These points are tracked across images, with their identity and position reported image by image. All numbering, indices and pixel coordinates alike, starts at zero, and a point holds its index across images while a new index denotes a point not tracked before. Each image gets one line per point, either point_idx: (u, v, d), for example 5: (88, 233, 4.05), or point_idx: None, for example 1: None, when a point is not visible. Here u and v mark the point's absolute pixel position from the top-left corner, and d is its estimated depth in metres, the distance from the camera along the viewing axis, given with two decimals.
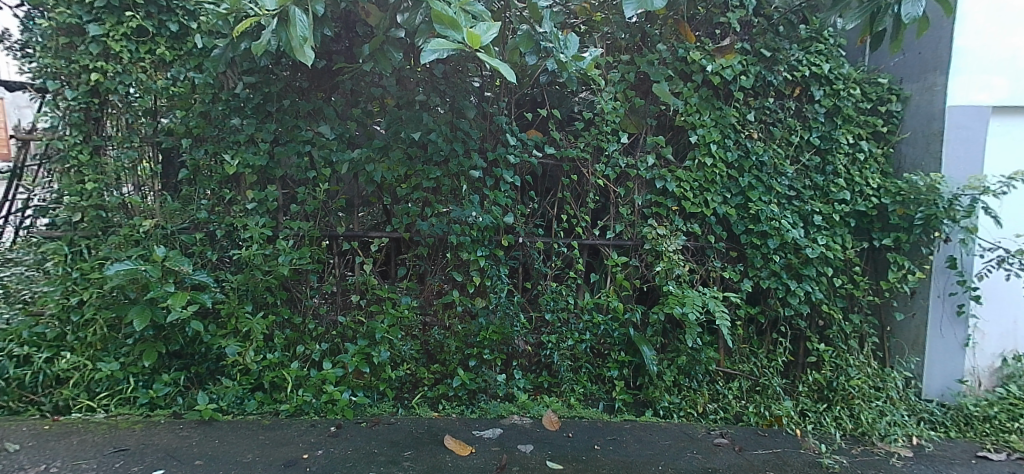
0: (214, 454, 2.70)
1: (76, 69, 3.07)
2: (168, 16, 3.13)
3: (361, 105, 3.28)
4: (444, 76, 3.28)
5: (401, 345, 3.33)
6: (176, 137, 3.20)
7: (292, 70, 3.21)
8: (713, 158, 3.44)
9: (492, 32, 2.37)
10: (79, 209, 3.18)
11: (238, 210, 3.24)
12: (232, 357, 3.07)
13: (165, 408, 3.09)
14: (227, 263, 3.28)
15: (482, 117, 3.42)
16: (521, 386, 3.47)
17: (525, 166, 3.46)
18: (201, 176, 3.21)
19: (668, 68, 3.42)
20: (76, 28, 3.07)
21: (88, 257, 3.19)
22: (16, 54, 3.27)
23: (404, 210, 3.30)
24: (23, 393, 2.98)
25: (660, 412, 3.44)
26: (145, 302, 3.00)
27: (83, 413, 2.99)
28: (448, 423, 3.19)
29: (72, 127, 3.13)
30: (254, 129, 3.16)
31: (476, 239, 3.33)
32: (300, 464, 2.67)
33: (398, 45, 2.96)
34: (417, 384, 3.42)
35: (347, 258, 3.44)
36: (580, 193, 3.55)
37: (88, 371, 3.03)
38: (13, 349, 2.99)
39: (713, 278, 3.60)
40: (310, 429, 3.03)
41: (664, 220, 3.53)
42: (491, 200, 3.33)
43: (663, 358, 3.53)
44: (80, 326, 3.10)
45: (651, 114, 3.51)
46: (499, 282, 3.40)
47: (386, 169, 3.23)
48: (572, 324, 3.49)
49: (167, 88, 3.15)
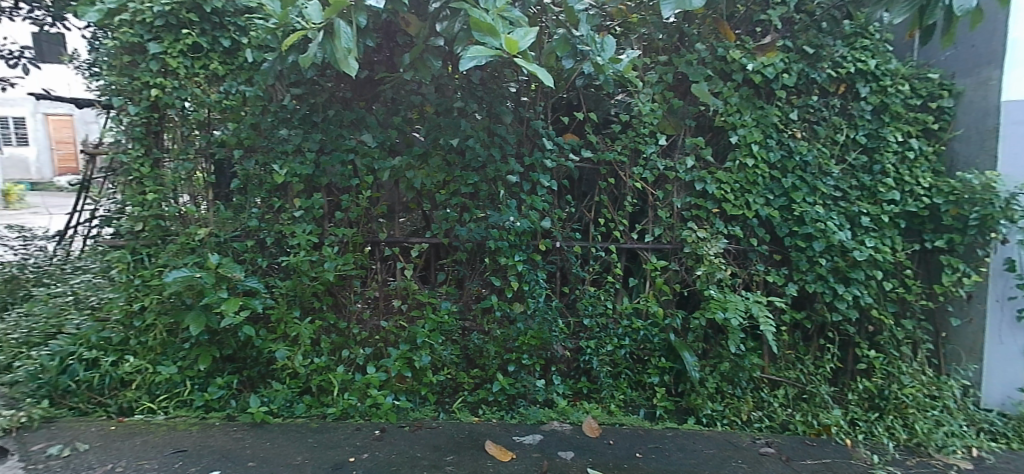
0: (266, 456, 2.79)
1: (137, 86, 3.23)
2: (221, 33, 3.28)
3: (402, 113, 3.34)
4: (481, 82, 3.32)
5: (442, 349, 3.37)
6: (228, 148, 3.35)
7: (336, 81, 3.31)
8: (756, 159, 3.33)
9: (529, 37, 2.43)
10: (140, 219, 3.35)
11: (286, 218, 3.33)
12: (281, 361, 3.19)
13: (220, 411, 3.21)
14: (276, 269, 3.41)
15: (519, 122, 3.43)
16: (560, 391, 3.46)
17: (561, 170, 3.48)
18: (251, 185, 3.34)
19: (708, 67, 3.36)
20: (138, 46, 3.23)
21: (149, 264, 3.37)
22: (96, 79, 3.56)
23: (442, 216, 3.34)
24: (92, 394, 3.17)
25: (703, 420, 3.35)
26: (200, 308, 3.13)
27: (145, 414, 3.13)
28: (489, 429, 3.20)
29: (134, 140, 3.30)
30: (301, 139, 3.26)
31: (514, 243, 3.34)
32: (348, 467, 2.74)
33: (437, 54, 3.02)
34: (457, 389, 3.46)
35: (389, 263, 3.51)
36: (617, 196, 3.54)
37: (149, 374, 3.20)
38: (83, 353, 3.21)
39: (756, 283, 3.51)
40: (355, 433, 3.09)
41: (704, 222, 3.46)
42: (528, 205, 3.34)
43: (705, 365, 3.46)
44: (142, 331, 3.29)
45: (690, 115, 3.46)
46: (538, 287, 3.41)
47: (425, 176, 3.29)
48: (611, 329, 3.48)
49: (220, 101, 3.29)
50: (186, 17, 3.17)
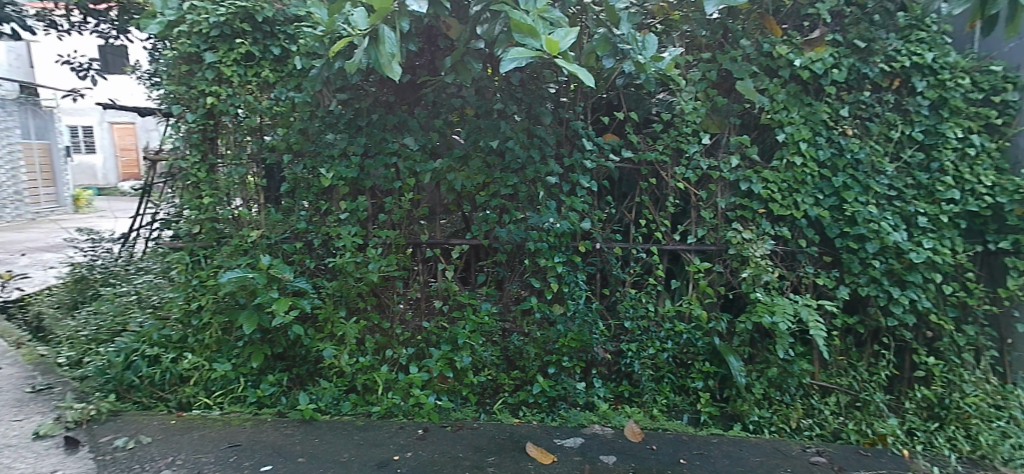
0: (314, 453, 2.87)
1: (194, 94, 3.38)
2: (272, 41, 3.41)
3: (443, 115, 3.38)
4: (521, 83, 3.32)
5: (482, 350, 3.40)
6: (278, 153, 3.46)
7: (379, 86, 3.35)
8: (804, 157, 3.22)
9: (570, 37, 2.46)
10: (197, 222, 3.53)
11: (333, 220, 3.43)
12: (328, 360, 3.29)
13: (271, 407, 3.32)
14: (323, 271, 3.50)
15: (559, 122, 3.43)
16: (601, 394, 3.43)
17: (601, 171, 3.46)
18: (299, 189, 3.44)
19: (753, 63, 3.26)
20: (196, 56, 3.38)
21: (205, 266, 3.52)
22: (158, 89, 3.75)
23: (482, 217, 3.37)
24: (154, 389, 3.33)
25: (750, 427, 3.25)
26: (253, 308, 3.25)
27: (202, 409, 3.26)
28: (530, 430, 3.20)
29: (192, 147, 3.47)
30: (346, 143, 3.34)
31: (553, 245, 3.33)
32: (392, 465, 2.79)
33: (477, 57, 3.05)
34: (498, 390, 3.47)
35: (430, 264, 3.57)
36: (658, 196, 3.49)
37: (206, 371, 3.35)
38: (145, 350, 3.40)
39: (805, 286, 3.40)
40: (399, 431, 3.13)
41: (750, 223, 3.37)
42: (568, 206, 3.33)
43: (751, 369, 3.36)
44: (200, 329, 3.45)
45: (735, 113, 3.37)
46: (577, 289, 3.41)
47: (465, 177, 3.33)
48: (653, 332, 3.43)
49: (270, 108, 3.42)
50: (240, 27, 3.30)
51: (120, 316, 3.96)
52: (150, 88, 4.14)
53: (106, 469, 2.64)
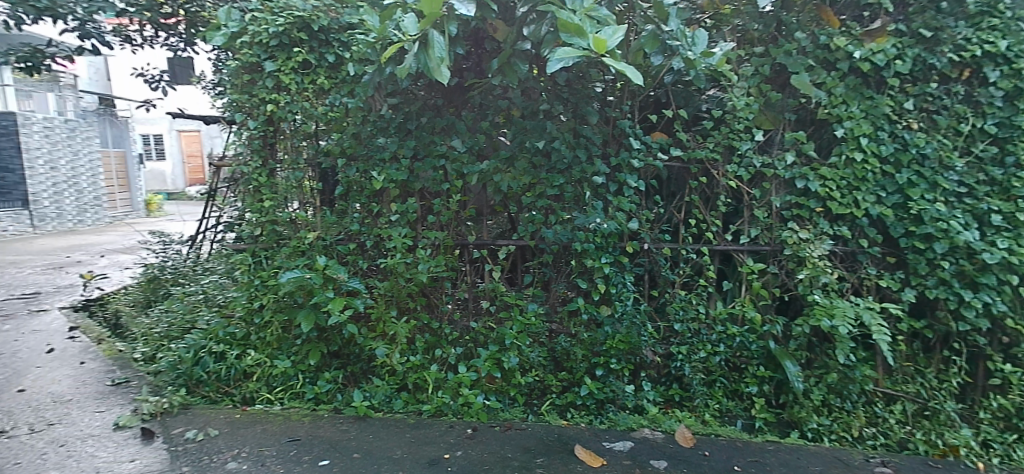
0: (369, 449, 2.95)
1: (256, 102, 3.54)
2: (326, 49, 3.53)
3: (489, 117, 3.42)
4: (567, 83, 3.30)
5: (529, 351, 3.39)
6: (333, 158, 3.57)
7: (428, 90, 3.43)
8: (865, 153, 3.07)
9: (618, 35, 2.46)
10: (259, 224, 3.67)
11: (384, 222, 3.52)
12: (381, 358, 3.36)
13: (328, 403, 3.43)
14: (375, 271, 3.59)
15: (605, 122, 3.41)
16: (650, 398, 3.37)
17: (649, 170, 3.41)
18: (352, 192, 3.55)
19: (809, 57, 3.14)
20: (256, 66, 3.53)
21: (266, 266, 3.67)
22: (222, 97, 3.95)
23: (529, 218, 3.38)
24: (220, 384, 3.51)
25: (808, 435, 3.11)
26: (311, 307, 3.37)
27: (264, 404, 3.41)
28: (578, 433, 3.17)
29: (253, 153, 3.63)
30: (396, 146, 3.41)
31: (600, 246, 3.31)
32: (442, 463, 2.83)
33: (524, 58, 3.05)
34: (546, 391, 3.47)
35: (477, 265, 3.60)
36: (708, 195, 3.41)
37: (267, 367, 3.50)
38: (213, 347, 3.60)
39: (867, 288, 3.23)
40: (449, 430, 3.18)
41: (806, 222, 3.24)
42: (615, 206, 3.31)
43: (809, 375, 3.23)
44: (261, 327, 3.61)
45: (790, 108, 3.27)
46: (625, 290, 3.37)
47: (511, 178, 3.34)
48: (704, 335, 3.36)
49: (325, 113, 3.51)
50: (297, 36, 3.43)
51: (189, 313, 4.20)
52: (214, 97, 4.35)
53: (179, 459, 2.81)
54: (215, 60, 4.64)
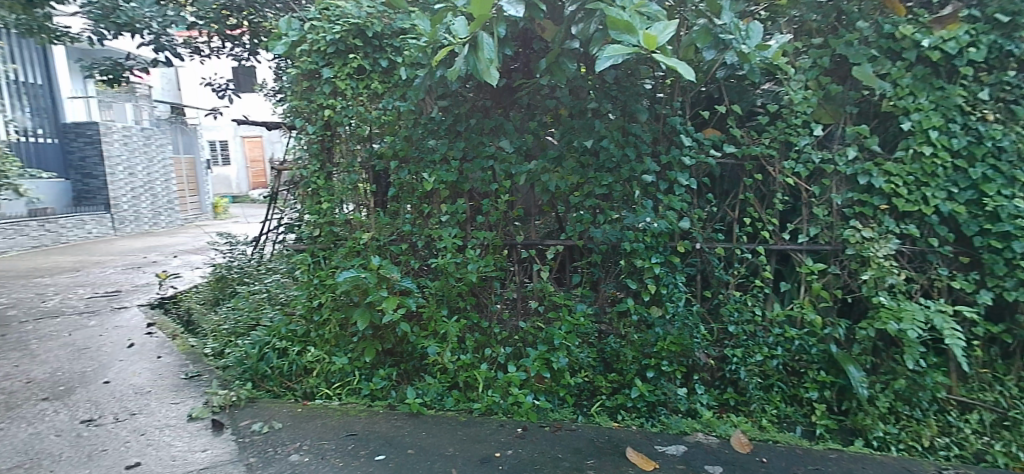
0: (423, 445, 3.01)
1: (314, 107, 3.67)
2: (380, 54, 3.61)
3: (537, 117, 3.43)
4: (616, 81, 3.24)
5: (578, 352, 3.36)
6: (385, 160, 3.65)
7: (476, 92, 3.46)
8: (935, 147, 2.90)
9: (669, 30, 2.41)
10: (318, 226, 3.81)
11: (434, 222, 3.58)
12: (432, 356, 3.41)
13: (383, 400, 3.52)
14: (426, 271, 3.65)
15: (655, 119, 3.34)
16: (704, 402, 3.29)
17: (700, 168, 3.34)
18: (404, 193, 3.63)
19: (872, 47, 2.99)
20: (315, 73, 3.65)
21: (324, 266, 3.79)
22: (283, 104, 4.12)
23: (577, 217, 3.36)
24: (283, 379, 3.67)
25: (874, 443, 2.94)
26: (366, 306, 3.46)
27: (324, 400, 3.53)
28: (630, 435, 3.13)
29: (312, 157, 3.77)
30: (446, 148, 3.46)
31: (650, 245, 3.26)
32: (493, 462, 2.85)
33: (572, 57, 3.03)
34: (596, 392, 3.44)
35: (525, 265, 3.61)
36: (764, 193, 3.31)
37: (326, 364, 3.63)
38: (276, 343, 3.76)
39: (939, 289, 3.05)
40: (500, 429, 3.20)
41: (870, 221, 3.10)
42: (665, 205, 3.25)
43: (874, 381, 3.06)
44: (320, 325, 3.74)
45: (852, 101, 3.10)
46: (677, 290, 3.31)
47: (559, 178, 3.33)
48: (761, 337, 3.24)
49: (378, 117, 3.59)
50: (352, 43, 3.53)
51: (254, 311, 4.41)
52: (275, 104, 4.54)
53: (246, 450, 2.95)
54: (277, 69, 4.86)
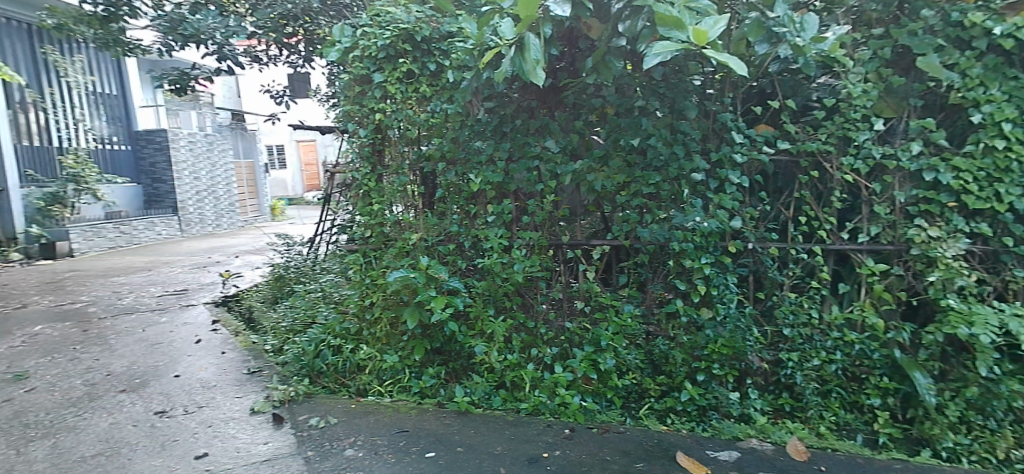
0: (471, 443, 3.05)
1: (366, 111, 3.76)
2: (428, 58, 3.66)
3: (583, 116, 3.41)
4: (663, 78, 3.17)
5: (626, 353, 3.33)
6: (433, 162, 3.71)
7: (522, 92, 3.47)
8: (1009, 140, 2.73)
9: (720, 24, 2.36)
10: (369, 226, 3.90)
11: (481, 223, 3.62)
12: (480, 355, 3.44)
13: (432, 398, 3.58)
14: (473, 271, 3.69)
15: (704, 116, 3.27)
16: (757, 406, 3.19)
17: (753, 166, 3.24)
18: (451, 194, 3.69)
19: (938, 36, 2.82)
20: (366, 77, 3.74)
21: (375, 265, 3.89)
22: (336, 109, 4.25)
23: (624, 217, 3.33)
24: (338, 376, 3.80)
25: (942, 454, 2.80)
26: (415, 305, 3.52)
27: (376, 396, 3.63)
28: (680, 439, 3.06)
29: (364, 159, 3.87)
30: (493, 149, 3.49)
31: (700, 245, 3.19)
32: (541, 462, 2.85)
33: (619, 55, 3.00)
34: (644, 395, 3.39)
35: (571, 265, 3.60)
36: (821, 191, 3.19)
37: (378, 361, 3.72)
38: (331, 340, 3.89)
39: (1014, 292, 2.88)
40: (547, 430, 3.19)
41: (936, 219, 2.94)
42: (716, 204, 3.18)
43: (943, 388, 2.89)
44: (372, 323, 3.84)
45: (916, 93, 2.96)
46: (728, 292, 3.24)
47: (606, 178, 3.30)
48: (819, 341, 3.12)
49: (427, 120, 3.66)
50: (402, 47, 3.60)
51: (310, 309, 4.57)
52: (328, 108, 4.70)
53: (304, 444, 3.07)
54: (330, 75, 5.02)
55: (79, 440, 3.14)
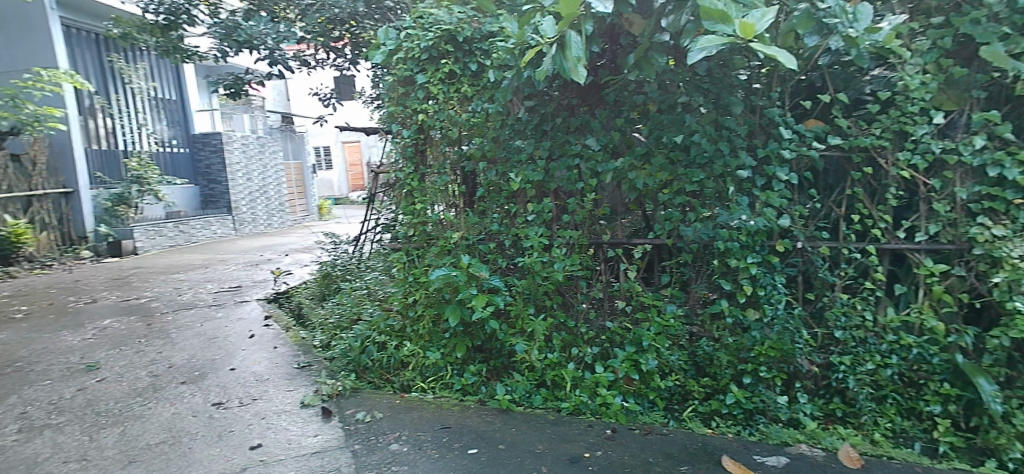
0: (513, 441, 3.07)
1: (409, 112, 3.84)
2: (470, 58, 3.69)
3: (625, 113, 3.37)
4: (708, 73, 3.11)
5: (669, 354, 3.28)
6: (474, 161, 3.74)
7: (563, 90, 3.45)
8: None
9: (768, 17, 2.28)
10: (412, 225, 3.97)
11: (521, 222, 3.62)
12: (520, 354, 3.43)
13: (474, 395, 3.61)
14: (514, 269, 3.69)
15: (750, 111, 3.18)
16: (807, 411, 3.08)
17: (802, 162, 3.13)
18: (493, 193, 3.72)
19: (1003, 24, 2.67)
20: (410, 79, 3.81)
21: (418, 264, 3.95)
22: (380, 110, 4.34)
23: (666, 216, 3.28)
24: (383, 372, 3.88)
25: (1009, 465, 2.66)
26: (457, 303, 3.55)
27: (419, 392, 3.69)
28: (725, 443, 3.00)
29: (407, 159, 3.94)
30: (533, 148, 3.50)
31: (746, 244, 3.11)
32: (583, 462, 2.84)
33: (662, 50, 2.94)
34: (687, 397, 3.33)
35: (612, 264, 3.56)
36: (875, 188, 3.06)
37: (421, 358, 3.78)
38: (375, 337, 3.98)
39: None
40: (588, 430, 3.18)
41: (1002, 216, 2.78)
42: (763, 202, 3.09)
43: (1009, 396, 2.73)
44: (415, 321, 3.91)
45: (979, 84, 2.80)
46: (776, 292, 3.14)
47: (648, 176, 3.24)
48: (873, 345, 3.00)
49: (469, 120, 3.69)
50: (445, 48, 3.64)
51: (355, 306, 4.69)
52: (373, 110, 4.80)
53: (351, 437, 3.15)
54: (375, 77, 5.13)
55: (144, 428, 3.32)
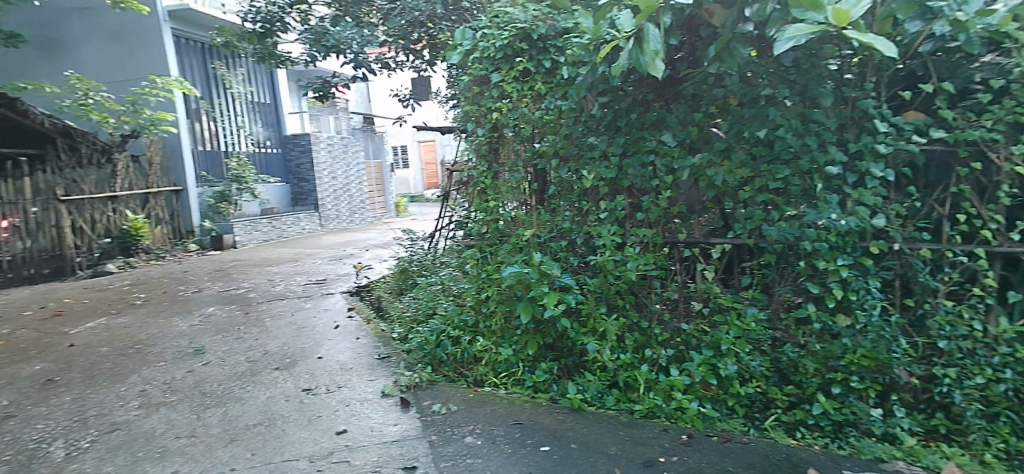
0: (586, 441, 3.05)
1: (484, 111, 3.91)
2: (543, 55, 3.70)
3: (703, 108, 3.24)
4: (794, 63, 2.93)
5: (749, 359, 3.14)
6: (546, 159, 3.74)
7: (637, 85, 3.36)
8: None
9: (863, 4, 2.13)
10: (485, 223, 4.03)
11: (593, 220, 3.58)
12: (592, 353, 3.40)
13: (545, 392, 3.62)
14: (585, 268, 3.65)
15: (841, 102, 2.97)
16: (905, 426, 2.86)
17: (899, 157, 2.89)
18: (565, 191, 3.69)
19: None
20: (485, 78, 3.87)
21: (490, 260, 4.00)
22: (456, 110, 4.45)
23: (747, 215, 3.13)
24: (457, 366, 3.98)
25: None
26: (528, 300, 3.55)
27: (491, 387, 3.75)
28: (812, 455, 2.83)
29: (481, 158, 4.03)
30: (606, 144, 3.45)
31: (835, 245, 2.90)
32: (658, 466, 2.78)
33: (745, 41, 2.82)
34: (769, 405, 3.18)
35: (687, 265, 3.46)
36: (985, 185, 2.77)
37: (493, 354, 3.83)
38: (449, 331, 4.08)
39: None
40: (662, 434, 3.10)
41: None
42: (854, 200, 2.87)
43: None
44: (488, 316, 3.97)
45: None
46: (869, 297, 2.92)
47: (727, 172, 3.09)
48: (982, 357, 2.74)
49: (542, 117, 3.69)
50: (519, 47, 3.67)
51: (430, 301, 4.83)
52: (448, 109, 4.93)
53: (428, 428, 3.25)
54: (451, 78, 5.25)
55: (243, 410, 3.59)
